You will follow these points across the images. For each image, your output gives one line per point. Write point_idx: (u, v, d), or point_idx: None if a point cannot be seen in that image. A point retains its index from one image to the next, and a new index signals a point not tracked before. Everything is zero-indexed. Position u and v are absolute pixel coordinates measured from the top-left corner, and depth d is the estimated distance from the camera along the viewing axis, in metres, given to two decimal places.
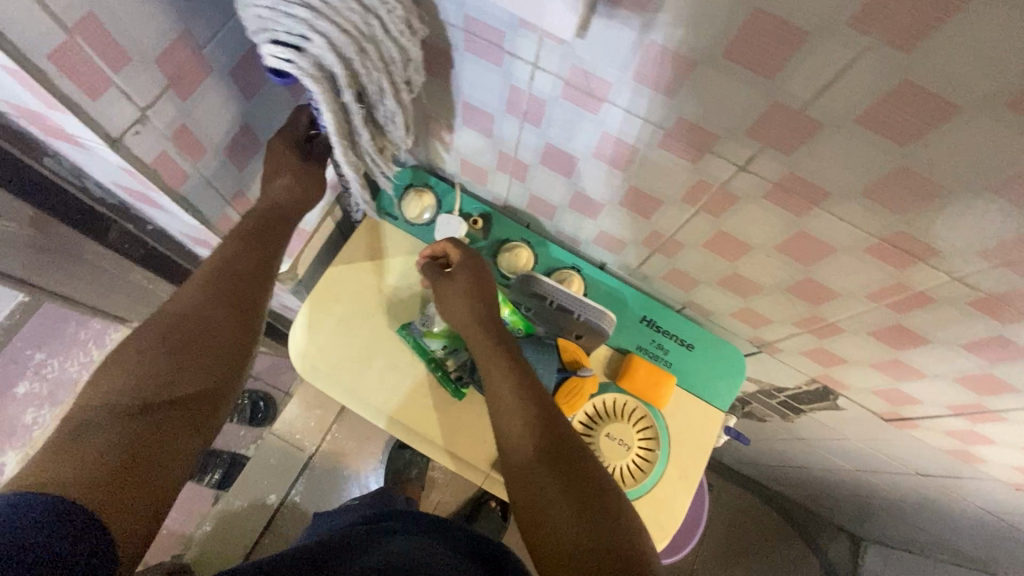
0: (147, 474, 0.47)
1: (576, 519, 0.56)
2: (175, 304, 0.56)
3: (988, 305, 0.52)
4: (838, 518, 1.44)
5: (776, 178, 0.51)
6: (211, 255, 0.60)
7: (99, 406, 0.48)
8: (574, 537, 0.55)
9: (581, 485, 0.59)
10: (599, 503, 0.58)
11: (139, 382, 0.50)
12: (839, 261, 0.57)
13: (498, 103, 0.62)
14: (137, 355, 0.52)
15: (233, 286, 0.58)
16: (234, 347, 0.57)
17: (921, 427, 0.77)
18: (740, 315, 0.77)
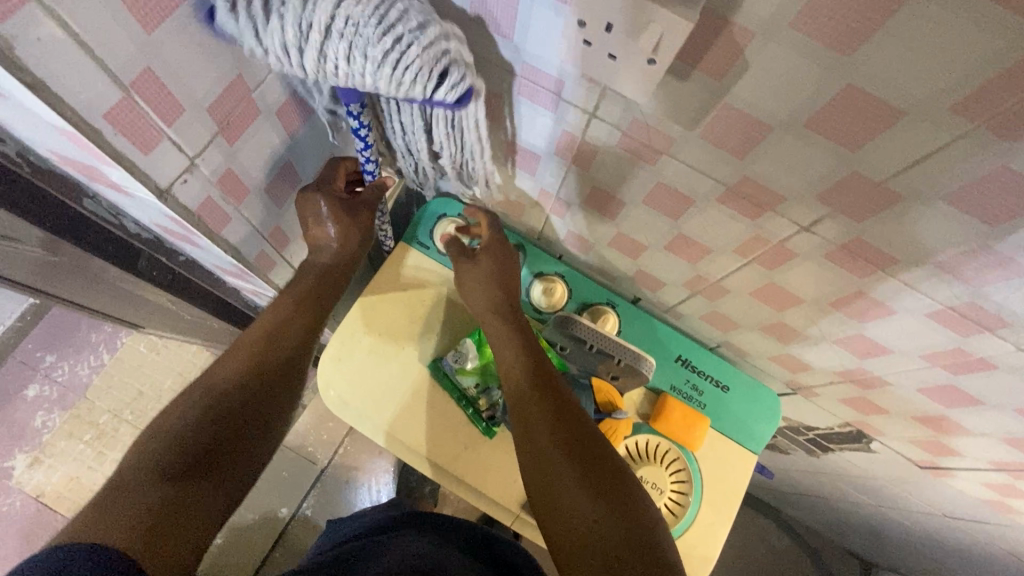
0: (178, 541, 0.44)
1: (595, 506, 0.53)
2: (219, 369, 0.55)
3: None
4: (852, 545, 1.43)
5: (842, 242, 0.49)
6: (261, 317, 0.59)
7: (137, 467, 0.46)
8: (597, 530, 0.52)
9: (600, 469, 0.56)
10: (620, 489, 0.55)
11: (179, 445, 0.49)
12: (897, 322, 0.55)
13: (546, 145, 0.60)
14: (178, 417, 0.50)
15: (279, 350, 0.58)
16: (273, 417, 0.56)
17: (957, 477, 0.76)
18: (779, 359, 0.75)
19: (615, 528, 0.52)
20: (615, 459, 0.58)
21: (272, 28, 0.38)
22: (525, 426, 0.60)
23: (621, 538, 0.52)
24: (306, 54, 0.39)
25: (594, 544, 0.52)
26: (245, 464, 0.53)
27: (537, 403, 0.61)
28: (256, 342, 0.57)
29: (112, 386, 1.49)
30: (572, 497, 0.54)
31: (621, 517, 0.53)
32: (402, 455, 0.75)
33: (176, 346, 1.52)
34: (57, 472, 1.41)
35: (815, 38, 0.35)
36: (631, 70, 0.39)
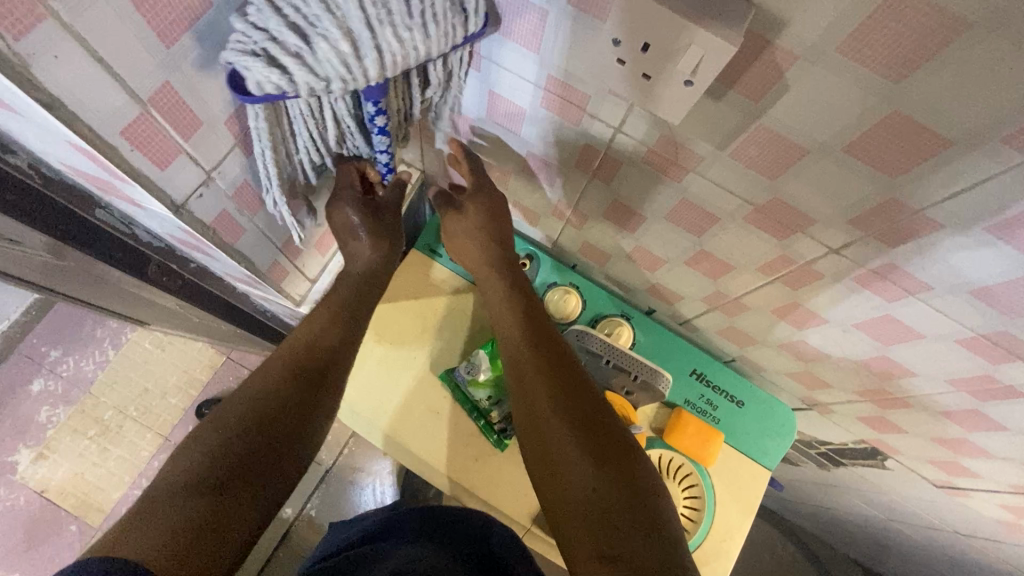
0: (214, 550, 0.44)
1: (595, 469, 0.51)
2: (255, 383, 0.56)
3: None
4: (858, 555, 1.42)
5: (873, 266, 0.48)
6: (295, 334, 0.61)
7: (178, 478, 0.47)
8: (595, 494, 0.49)
9: (600, 433, 0.53)
10: (621, 454, 0.52)
11: (217, 456, 0.49)
12: (924, 346, 0.54)
13: (566, 157, 0.59)
14: (216, 431, 0.51)
15: (312, 362, 0.59)
16: (311, 427, 0.57)
17: (974, 498, 0.75)
18: (797, 376, 0.74)
19: (613, 493, 0.49)
20: (617, 425, 0.55)
21: (322, 57, 0.38)
22: (523, 388, 0.58)
23: (620, 504, 0.48)
24: (366, 58, 0.39)
25: (592, 508, 0.49)
26: (287, 472, 0.53)
27: (535, 363, 0.59)
28: (291, 359, 0.59)
29: (117, 382, 1.48)
30: (570, 460, 0.52)
31: (621, 481, 0.50)
32: (412, 465, 0.74)
33: (181, 343, 1.51)
34: (62, 467, 1.41)
35: (866, 65, 0.33)
36: (666, 92, 0.38)
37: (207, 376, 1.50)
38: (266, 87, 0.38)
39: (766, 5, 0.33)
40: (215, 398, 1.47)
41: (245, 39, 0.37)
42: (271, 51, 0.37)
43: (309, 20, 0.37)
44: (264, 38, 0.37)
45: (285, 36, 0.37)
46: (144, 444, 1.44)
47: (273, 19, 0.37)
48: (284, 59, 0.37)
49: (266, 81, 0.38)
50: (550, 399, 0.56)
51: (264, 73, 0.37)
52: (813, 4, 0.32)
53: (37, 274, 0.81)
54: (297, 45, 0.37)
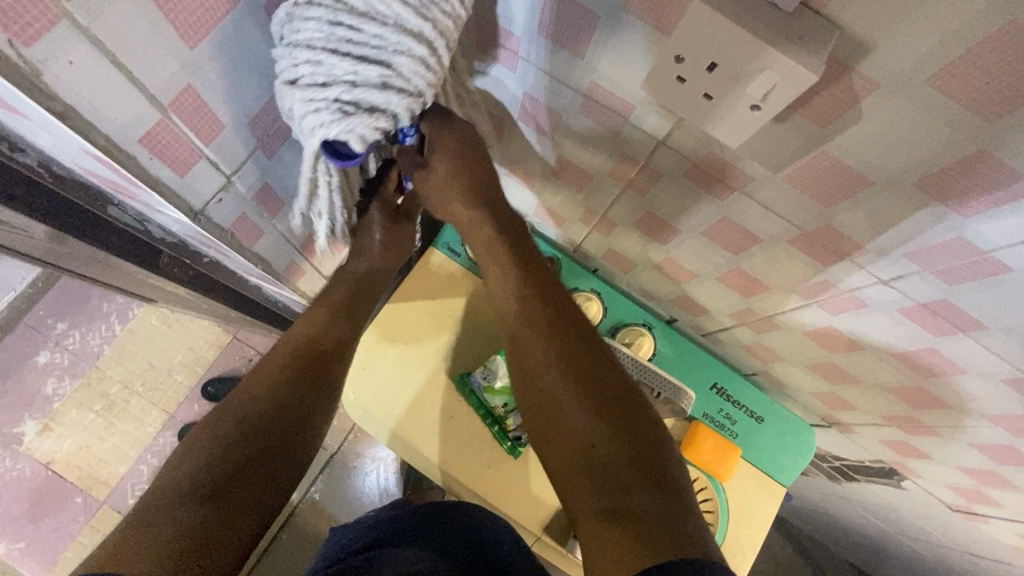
0: (213, 554, 0.44)
1: (593, 423, 0.50)
2: (253, 384, 0.56)
3: None
4: (854, 559, 1.43)
5: (924, 300, 0.46)
6: (286, 338, 0.60)
7: (182, 485, 0.47)
8: (594, 450, 0.49)
9: (598, 384, 0.51)
10: (621, 406, 0.51)
11: (218, 464, 0.49)
12: (966, 381, 0.52)
13: (601, 165, 0.56)
14: (213, 436, 0.51)
15: (304, 363, 0.58)
16: (312, 427, 0.57)
17: (991, 525, 0.74)
18: (821, 396, 0.72)
19: (612, 447, 0.48)
20: (617, 374, 0.53)
21: (406, 74, 0.36)
22: (518, 346, 0.56)
23: (618, 458, 0.48)
24: (441, 51, 0.36)
25: (594, 463, 0.49)
26: (288, 471, 0.53)
27: (528, 316, 0.56)
28: (285, 358, 0.58)
29: (123, 357, 1.47)
30: (569, 419, 0.51)
31: (621, 434, 0.49)
32: (427, 470, 0.73)
33: (188, 321, 1.50)
34: (67, 440, 1.42)
35: (958, 100, 0.30)
36: (728, 115, 0.35)
37: (214, 355, 1.49)
38: (377, 135, 0.38)
39: (852, 29, 0.30)
40: (221, 377, 1.47)
41: (322, 105, 0.36)
42: (359, 98, 0.36)
43: (371, 46, 0.35)
44: (347, 91, 0.36)
45: (365, 76, 0.35)
46: (149, 420, 1.44)
47: (336, 64, 0.35)
48: (377, 100, 0.36)
49: (373, 129, 0.37)
50: (546, 355, 0.54)
51: (367, 124, 0.37)
52: (905, 33, 0.29)
53: (47, 257, 0.79)
54: (378, 74, 0.35)
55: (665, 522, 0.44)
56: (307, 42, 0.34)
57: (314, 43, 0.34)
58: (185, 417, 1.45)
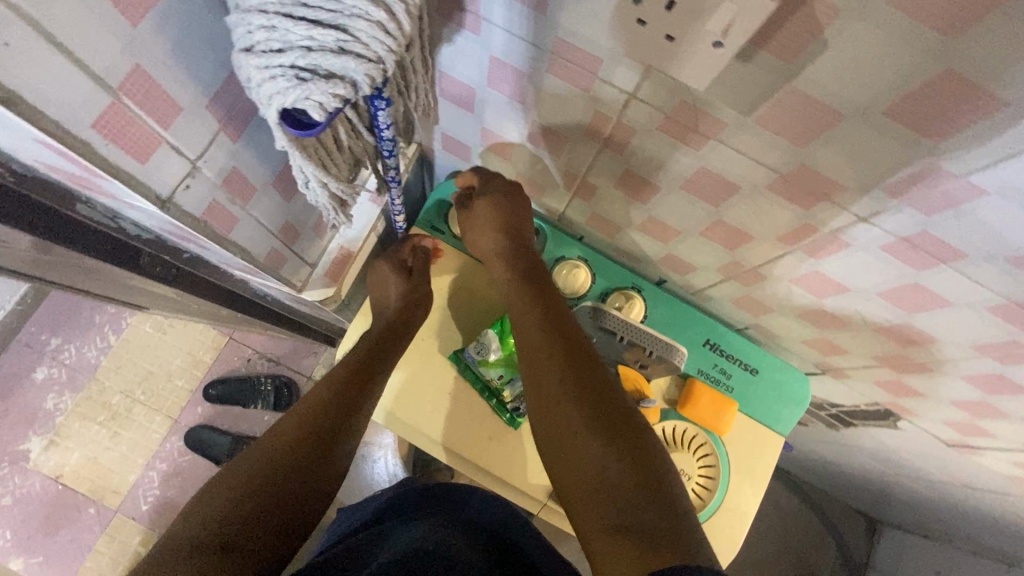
0: None
1: (604, 449, 0.50)
2: (276, 435, 0.59)
3: None
4: (858, 503, 1.47)
5: (906, 235, 0.46)
6: (310, 393, 0.63)
7: (198, 534, 0.48)
8: (603, 475, 0.48)
9: (610, 411, 0.52)
10: (632, 434, 0.51)
11: (236, 513, 0.51)
12: (951, 313, 0.52)
13: (576, 127, 0.55)
14: (229, 487, 0.53)
15: (324, 417, 0.61)
16: (324, 485, 0.58)
17: (986, 456, 0.75)
18: (813, 343, 0.73)
19: (623, 471, 0.48)
20: (627, 404, 0.54)
21: (365, 39, 0.34)
22: (532, 370, 0.57)
23: (630, 481, 0.48)
24: (401, 16, 0.35)
25: (605, 487, 0.48)
26: (302, 517, 0.55)
27: (543, 344, 0.57)
28: (309, 416, 0.61)
29: (122, 367, 1.47)
30: (581, 443, 0.50)
31: (633, 460, 0.49)
32: (427, 448, 0.73)
33: (183, 325, 1.50)
34: (74, 453, 1.42)
35: (918, 18, 0.30)
36: (692, 53, 0.34)
37: (212, 358, 1.50)
38: (335, 102, 0.36)
39: None
40: (221, 380, 1.47)
41: (279, 73, 0.35)
42: (315, 64, 0.35)
43: (327, 11, 0.34)
44: (302, 56, 0.34)
45: (321, 41, 0.34)
46: (154, 427, 1.45)
47: (291, 29, 0.34)
48: (334, 65, 0.35)
49: (330, 96, 0.36)
50: (560, 382, 0.54)
51: (324, 90, 0.35)
52: None
53: (34, 270, 0.79)
54: (333, 40, 0.34)
55: (675, 545, 0.43)
56: (261, 8, 0.34)
57: (267, 8, 0.34)
58: (189, 421, 1.46)
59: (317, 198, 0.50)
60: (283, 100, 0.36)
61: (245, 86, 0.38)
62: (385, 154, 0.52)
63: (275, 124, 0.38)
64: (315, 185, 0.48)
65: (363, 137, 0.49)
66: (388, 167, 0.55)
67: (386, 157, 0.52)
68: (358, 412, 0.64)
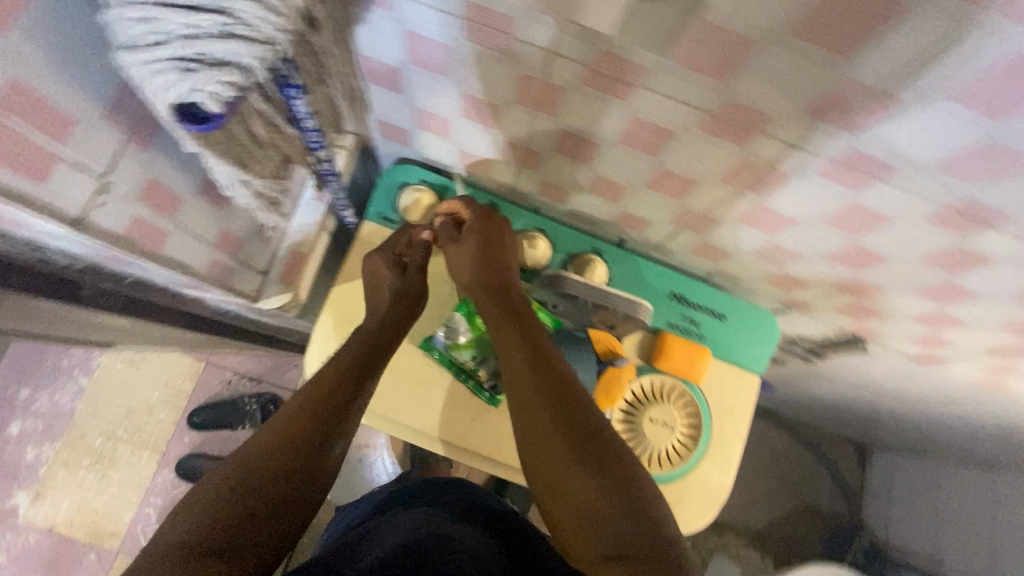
0: None
1: (599, 490, 0.53)
2: (265, 436, 0.56)
3: None
4: (846, 431, 1.51)
5: (838, 157, 0.46)
6: (307, 386, 0.61)
7: (185, 538, 0.48)
8: (599, 513, 0.52)
9: (602, 450, 0.55)
10: (620, 469, 0.54)
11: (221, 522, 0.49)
12: (894, 228, 0.53)
13: (506, 93, 0.54)
14: (218, 487, 0.52)
15: (318, 415, 0.58)
16: (319, 482, 0.56)
17: (952, 364, 0.77)
18: (774, 280, 0.74)
19: (617, 511, 0.52)
20: (617, 440, 0.57)
21: (249, 20, 0.34)
22: (523, 410, 0.58)
23: (624, 519, 0.52)
24: None
25: (598, 528, 0.52)
26: (292, 517, 0.54)
27: (534, 382, 0.58)
28: (303, 410, 0.58)
29: (99, 408, 1.44)
30: (577, 483, 0.53)
31: (623, 500, 0.52)
32: (411, 439, 0.73)
33: (156, 357, 1.46)
34: (64, 502, 1.39)
35: None
36: None
37: (192, 386, 1.47)
38: (229, 90, 0.36)
39: None
40: (204, 406, 1.45)
41: (164, 66, 0.35)
42: (200, 53, 0.35)
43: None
44: (186, 45, 0.34)
45: (203, 27, 0.34)
46: (142, 463, 1.42)
47: (169, 18, 0.33)
48: (222, 51, 0.35)
49: (222, 85, 0.36)
50: (554, 423, 0.56)
51: (214, 79, 0.36)
52: None
53: None
54: (215, 24, 0.34)
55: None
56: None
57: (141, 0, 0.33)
58: (178, 452, 1.43)
59: (245, 200, 0.53)
60: (174, 92, 0.36)
61: (135, 83, 0.38)
62: (314, 147, 0.52)
63: (173, 120, 0.38)
64: (238, 187, 0.50)
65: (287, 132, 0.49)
66: (319, 161, 0.55)
67: (314, 149, 0.52)
68: (355, 406, 0.62)
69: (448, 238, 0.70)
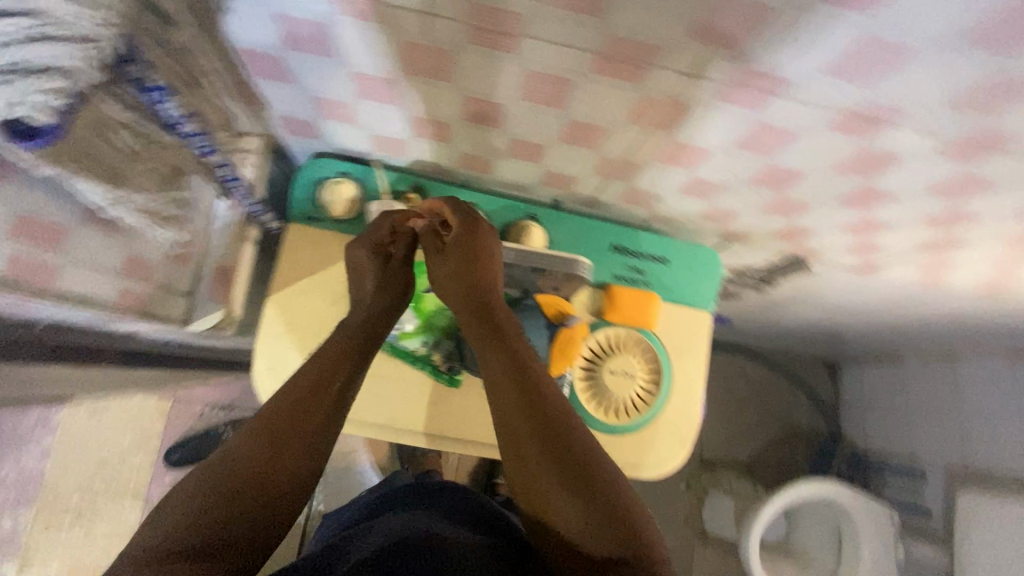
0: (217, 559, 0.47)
1: (578, 508, 0.52)
2: (285, 396, 0.58)
3: (960, 149, 0.50)
4: (813, 352, 1.56)
5: (731, 78, 0.46)
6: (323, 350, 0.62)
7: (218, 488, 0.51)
8: (576, 529, 0.52)
9: (584, 466, 0.54)
10: (607, 496, 0.53)
11: (211, 520, 0.49)
12: (802, 142, 0.53)
13: (396, 66, 0.52)
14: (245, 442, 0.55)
15: (330, 386, 0.60)
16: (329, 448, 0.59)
17: (889, 268, 0.80)
18: (709, 215, 0.74)
19: (595, 529, 0.52)
20: (603, 459, 0.56)
21: (65, 17, 0.37)
22: (507, 431, 0.58)
23: (600, 536, 0.52)
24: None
25: (575, 545, 0.52)
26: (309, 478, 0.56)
27: (516, 394, 0.59)
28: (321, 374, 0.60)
29: (69, 465, 1.38)
30: (555, 496, 0.53)
31: (603, 519, 0.52)
32: (373, 435, 0.72)
33: (119, 403, 1.41)
34: (51, 565, 1.34)
35: None
36: None
37: (163, 425, 1.43)
38: (57, 95, 0.39)
39: None
40: (180, 443, 1.41)
41: None
42: (12, 62, 0.37)
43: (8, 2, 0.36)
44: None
45: (10, 33, 0.36)
46: (126, 511, 1.38)
47: None
48: (40, 56, 0.37)
49: (48, 92, 0.38)
50: (536, 435, 0.56)
51: (38, 86, 0.38)
52: None
53: None
54: (27, 26, 0.37)
55: None
56: None
57: None
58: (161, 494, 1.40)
59: (128, 219, 0.51)
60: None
61: None
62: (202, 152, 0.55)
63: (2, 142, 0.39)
64: (118, 208, 0.49)
65: (164, 139, 0.52)
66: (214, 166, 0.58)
67: (207, 155, 0.56)
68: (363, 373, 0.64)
69: (431, 244, 0.70)
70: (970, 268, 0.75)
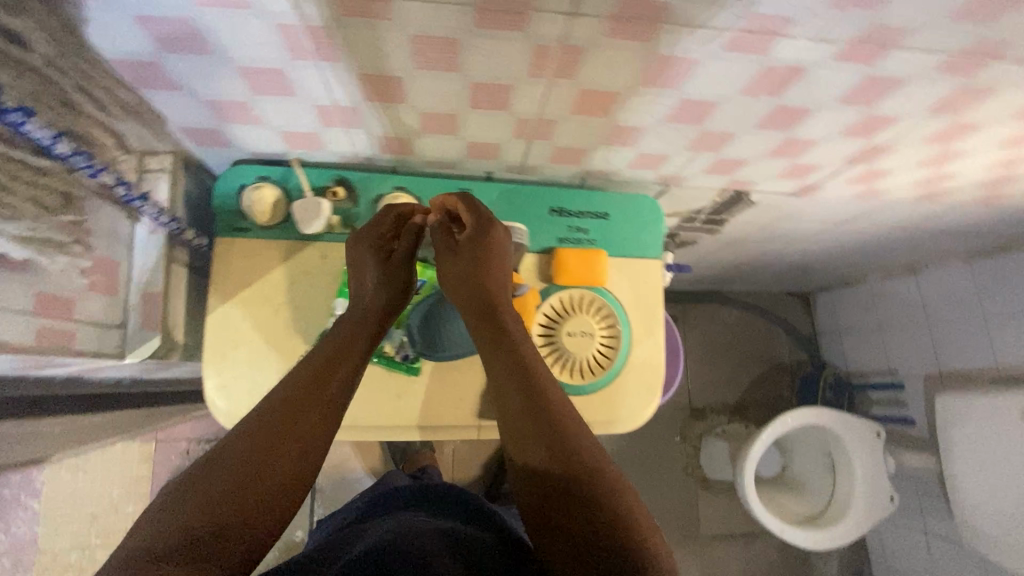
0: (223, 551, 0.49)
1: (566, 490, 0.57)
2: (279, 395, 0.59)
3: (958, 64, 0.52)
4: (791, 285, 1.65)
5: (744, 26, 0.46)
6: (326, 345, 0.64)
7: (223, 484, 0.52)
8: (575, 505, 0.57)
9: (568, 457, 0.59)
10: (590, 482, 0.57)
11: (230, 508, 0.51)
12: (813, 78, 0.54)
13: (397, 53, 0.50)
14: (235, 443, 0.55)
15: (325, 383, 0.61)
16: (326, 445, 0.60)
17: (893, 187, 0.85)
18: (713, 168, 0.76)
19: (587, 507, 0.56)
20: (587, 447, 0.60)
21: None
22: (507, 418, 0.63)
23: (586, 517, 0.56)
24: None
25: (572, 522, 0.56)
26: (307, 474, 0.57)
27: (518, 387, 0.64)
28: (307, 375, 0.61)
29: (66, 527, 1.30)
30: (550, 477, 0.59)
31: (584, 506, 0.56)
32: (366, 428, 0.73)
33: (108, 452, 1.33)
34: None
35: None
36: None
37: (162, 467, 1.36)
38: None
39: None
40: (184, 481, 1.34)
41: None
42: None
43: None
44: None
45: None
46: None
47: None
48: None
49: None
50: (535, 422, 0.61)
51: None
52: None
53: None
54: None
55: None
56: None
57: None
58: None
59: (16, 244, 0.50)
60: None
61: None
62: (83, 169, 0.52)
63: None
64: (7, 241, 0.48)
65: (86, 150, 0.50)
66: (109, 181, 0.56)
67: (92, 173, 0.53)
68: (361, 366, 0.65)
69: (444, 243, 0.74)
70: (971, 172, 0.81)
